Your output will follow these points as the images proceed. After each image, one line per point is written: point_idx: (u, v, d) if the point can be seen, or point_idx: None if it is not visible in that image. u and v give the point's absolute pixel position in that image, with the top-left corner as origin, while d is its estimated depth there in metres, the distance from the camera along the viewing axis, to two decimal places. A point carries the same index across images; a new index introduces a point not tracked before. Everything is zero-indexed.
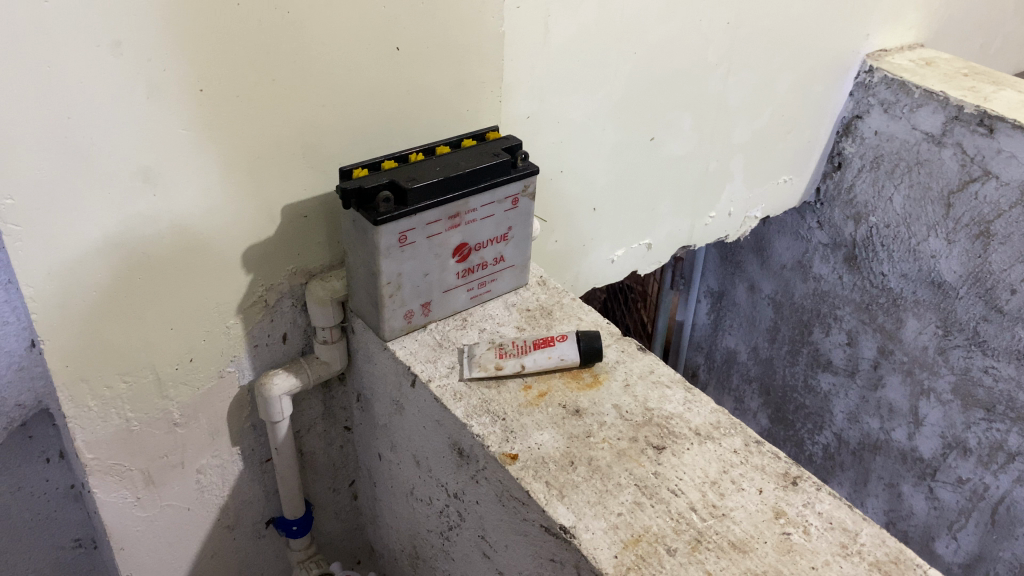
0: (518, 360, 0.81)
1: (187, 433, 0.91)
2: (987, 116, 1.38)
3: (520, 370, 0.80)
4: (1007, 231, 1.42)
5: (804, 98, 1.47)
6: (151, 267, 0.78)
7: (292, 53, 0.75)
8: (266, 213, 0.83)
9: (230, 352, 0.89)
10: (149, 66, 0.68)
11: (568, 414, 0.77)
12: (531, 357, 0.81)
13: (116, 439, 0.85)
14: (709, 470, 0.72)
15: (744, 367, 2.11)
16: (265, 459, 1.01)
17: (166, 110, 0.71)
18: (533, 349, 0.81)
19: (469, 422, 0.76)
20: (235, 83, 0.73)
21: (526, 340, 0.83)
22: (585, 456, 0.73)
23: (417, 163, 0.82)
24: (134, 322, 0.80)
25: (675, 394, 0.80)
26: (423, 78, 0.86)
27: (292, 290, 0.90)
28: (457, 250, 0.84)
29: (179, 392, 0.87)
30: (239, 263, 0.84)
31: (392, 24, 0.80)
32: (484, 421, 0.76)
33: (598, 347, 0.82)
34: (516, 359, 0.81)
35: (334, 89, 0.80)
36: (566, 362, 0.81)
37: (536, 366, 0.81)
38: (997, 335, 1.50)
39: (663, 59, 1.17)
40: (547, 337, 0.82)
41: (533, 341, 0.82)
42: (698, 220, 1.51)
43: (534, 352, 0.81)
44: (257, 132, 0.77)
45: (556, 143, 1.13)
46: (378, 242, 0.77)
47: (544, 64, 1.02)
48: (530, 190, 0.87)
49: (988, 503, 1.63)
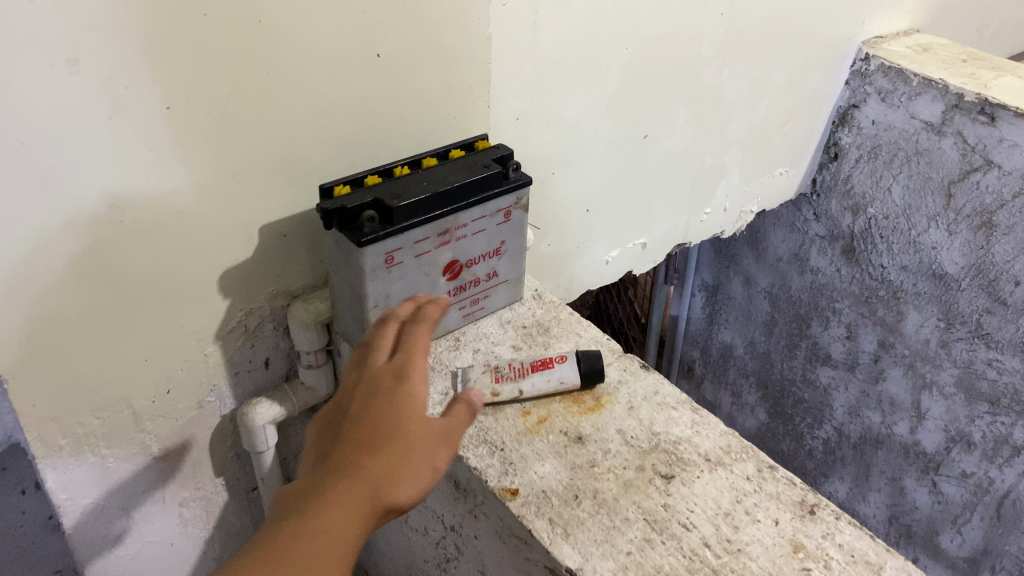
0: (517, 384, 0.76)
1: (167, 466, 0.86)
2: (988, 104, 1.34)
3: (518, 395, 0.76)
4: (1010, 222, 1.38)
5: (800, 89, 1.43)
6: (123, 296, 0.73)
7: (267, 63, 0.70)
8: (244, 234, 0.78)
9: (210, 380, 0.84)
10: (110, 83, 0.63)
11: (570, 442, 0.72)
12: (530, 380, 0.76)
13: (92, 477, 0.80)
14: (722, 501, 0.68)
15: (741, 361, 2.07)
16: (251, 487, 0.96)
17: (131, 129, 0.66)
18: (531, 372, 0.77)
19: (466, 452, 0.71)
20: (206, 97, 0.68)
21: (525, 361, 0.78)
22: (590, 489, 0.68)
23: (403, 178, 0.77)
24: (107, 354, 0.75)
25: (682, 417, 0.76)
26: (407, 85, 0.81)
27: (273, 313, 0.85)
28: (447, 268, 0.80)
29: (158, 425, 0.83)
30: (217, 287, 0.79)
31: (373, 29, 0.75)
32: (481, 451, 0.72)
33: (600, 368, 0.77)
34: (514, 383, 0.76)
35: (313, 100, 0.75)
36: (564, 386, 0.77)
37: (535, 390, 0.76)
38: (1001, 328, 1.46)
39: (656, 53, 1.13)
40: (546, 358, 0.78)
41: (530, 363, 0.78)
42: (694, 216, 1.47)
43: (534, 374, 0.77)
44: (230, 149, 0.72)
45: (547, 144, 1.08)
46: (364, 264, 0.72)
47: (534, 64, 0.97)
48: (524, 202, 0.82)
49: (993, 497, 1.61)
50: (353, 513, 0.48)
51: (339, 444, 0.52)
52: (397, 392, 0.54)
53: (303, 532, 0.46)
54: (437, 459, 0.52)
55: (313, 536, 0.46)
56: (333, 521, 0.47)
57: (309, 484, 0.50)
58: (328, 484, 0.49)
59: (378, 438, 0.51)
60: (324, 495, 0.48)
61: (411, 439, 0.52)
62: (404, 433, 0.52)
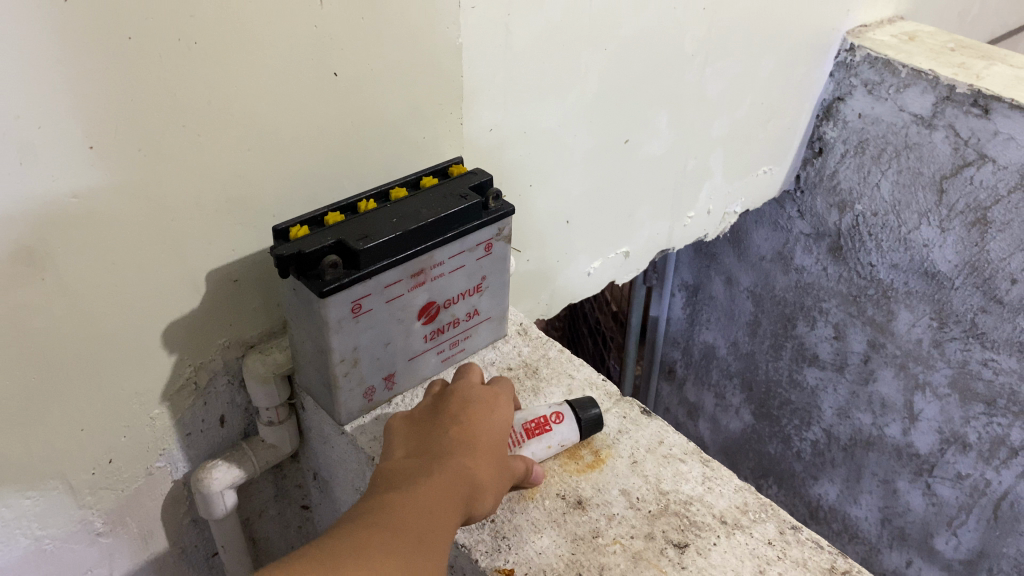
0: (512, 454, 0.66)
1: (114, 540, 0.77)
2: (982, 96, 1.27)
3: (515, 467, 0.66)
4: (1006, 218, 1.32)
5: (784, 83, 1.35)
6: (49, 363, 0.63)
7: (205, 91, 0.60)
8: (189, 283, 0.68)
9: (158, 444, 0.75)
10: (18, 124, 0.53)
11: (570, 508, 0.64)
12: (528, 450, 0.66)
13: (26, 562, 0.70)
14: (743, 572, 0.60)
15: (724, 362, 2.01)
16: (212, 553, 0.87)
17: (48, 174, 0.56)
18: (528, 438, 0.66)
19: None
20: (136, 133, 0.58)
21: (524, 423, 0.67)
22: (595, 565, 0.60)
23: (369, 213, 0.68)
24: (36, 428, 0.65)
25: (691, 471, 0.68)
26: (369, 105, 0.72)
27: (226, 366, 0.76)
28: (423, 311, 0.71)
29: (100, 498, 0.73)
30: (161, 344, 0.70)
31: (327, 45, 0.66)
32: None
33: (598, 417, 0.69)
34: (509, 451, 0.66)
35: (261, 129, 0.65)
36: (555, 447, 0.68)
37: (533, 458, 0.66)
38: (997, 327, 1.41)
39: (636, 54, 1.04)
40: (542, 419, 0.68)
41: (524, 426, 0.67)
42: (677, 221, 1.39)
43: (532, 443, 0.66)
44: (167, 188, 0.62)
45: (523, 157, 1.00)
46: (327, 317, 0.63)
47: (508, 73, 0.88)
48: (506, 232, 0.74)
49: (990, 499, 1.56)
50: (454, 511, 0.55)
51: (441, 443, 0.58)
52: (493, 417, 0.62)
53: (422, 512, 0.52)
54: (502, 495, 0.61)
55: (431, 517, 0.52)
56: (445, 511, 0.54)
57: (419, 469, 0.56)
58: (439, 475, 0.55)
59: (480, 453, 0.58)
60: (439, 484, 0.54)
61: (497, 459, 0.60)
62: (495, 459, 0.60)
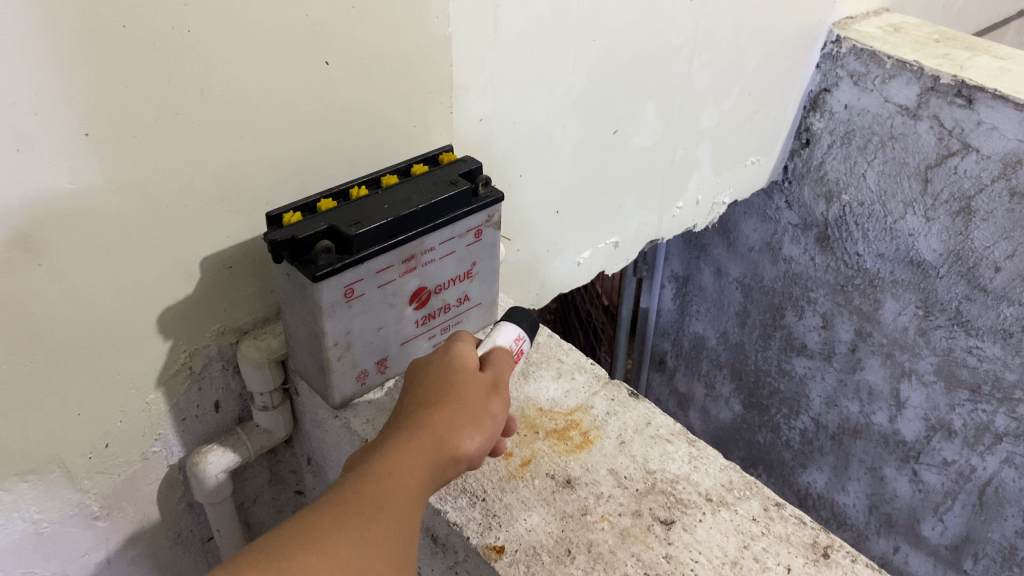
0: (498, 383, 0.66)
1: (110, 524, 0.78)
2: (965, 86, 1.29)
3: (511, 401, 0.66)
4: (989, 207, 1.34)
5: (772, 73, 1.37)
6: (46, 349, 0.64)
7: (199, 79, 0.61)
8: (183, 270, 0.69)
9: (154, 429, 0.76)
10: (14, 111, 0.54)
11: (558, 487, 0.66)
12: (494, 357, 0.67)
13: (24, 546, 0.71)
14: (728, 547, 0.62)
15: (713, 352, 2.03)
16: (207, 538, 0.88)
17: (44, 160, 0.57)
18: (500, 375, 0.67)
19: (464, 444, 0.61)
20: (131, 120, 0.59)
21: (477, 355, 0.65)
22: (583, 541, 0.62)
23: (361, 200, 0.69)
24: (33, 413, 0.66)
25: (678, 451, 0.70)
26: (359, 94, 0.73)
27: (221, 352, 0.77)
28: (414, 296, 0.72)
29: (96, 482, 0.74)
30: (156, 330, 0.71)
31: (317, 35, 0.67)
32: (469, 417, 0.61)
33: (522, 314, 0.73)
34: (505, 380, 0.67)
35: (253, 117, 0.66)
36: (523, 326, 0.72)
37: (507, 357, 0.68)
38: (981, 315, 1.43)
39: (624, 45, 1.05)
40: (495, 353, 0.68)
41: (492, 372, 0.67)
42: (666, 212, 1.40)
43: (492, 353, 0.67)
44: (162, 175, 0.63)
45: (512, 147, 1.01)
46: (320, 301, 0.64)
47: (497, 63, 0.89)
48: (495, 219, 0.75)
49: (975, 484, 1.59)
50: (425, 469, 0.53)
51: (400, 409, 0.57)
52: (443, 363, 0.60)
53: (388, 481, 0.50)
54: (490, 429, 0.58)
55: (391, 477, 0.51)
56: (413, 470, 0.52)
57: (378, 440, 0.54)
58: (401, 438, 0.53)
59: (435, 402, 0.57)
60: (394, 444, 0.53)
61: (462, 396, 0.58)
62: (459, 398, 0.58)
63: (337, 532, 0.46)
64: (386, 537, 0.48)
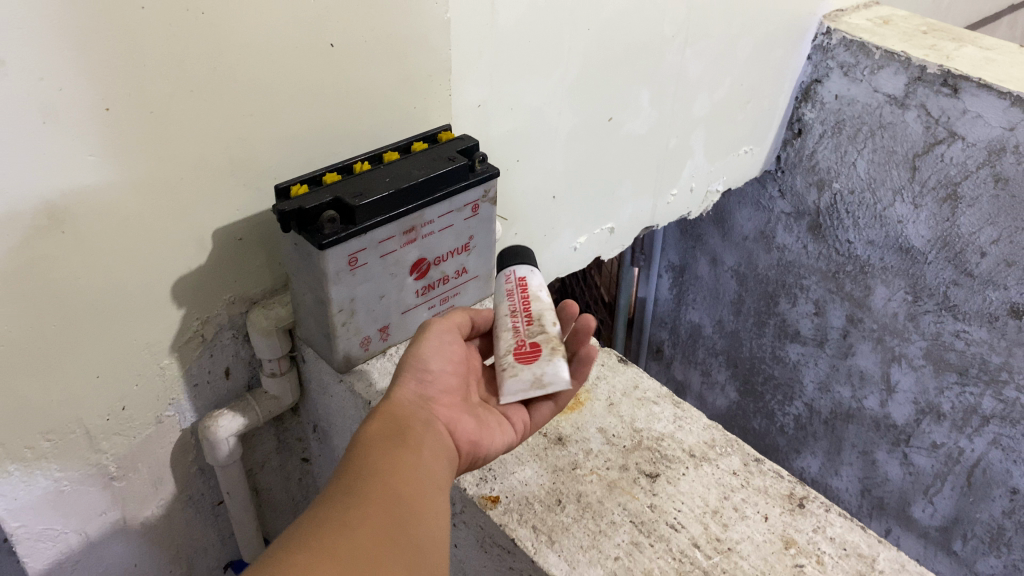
0: (534, 337, 0.68)
1: (126, 486, 0.82)
2: (951, 75, 1.33)
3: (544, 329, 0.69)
4: (975, 193, 1.37)
5: (764, 63, 1.40)
6: (69, 314, 0.68)
7: (211, 58, 0.65)
8: (197, 241, 0.73)
9: (169, 394, 0.80)
10: (41, 86, 0.58)
11: (550, 444, 0.70)
12: (509, 329, 0.69)
13: (46, 502, 0.76)
14: (709, 498, 0.66)
15: (709, 340, 2.07)
16: (217, 502, 0.93)
17: (67, 133, 0.61)
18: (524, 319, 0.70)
19: (549, 388, 0.65)
20: (148, 97, 0.63)
21: (505, 359, 0.67)
22: (573, 492, 0.66)
23: (363, 174, 0.73)
24: (54, 374, 0.70)
25: (663, 412, 0.75)
26: (361, 76, 0.77)
27: (232, 321, 0.82)
28: (414, 267, 0.77)
29: (114, 444, 0.78)
30: (171, 298, 0.75)
31: (323, 18, 0.71)
32: (521, 376, 0.66)
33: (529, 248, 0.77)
34: (536, 322, 0.69)
35: (262, 96, 0.70)
36: (507, 263, 0.74)
37: (517, 312, 0.70)
38: (968, 300, 1.47)
39: (618, 35, 1.09)
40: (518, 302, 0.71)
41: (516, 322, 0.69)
42: (660, 199, 1.44)
43: (510, 330, 0.69)
44: (176, 150, 0.67)
45: (509, 132, 1.05)
46: (326, 268, 0.68)
47: (495, 50, 0.94)
48: (491, 194, 0.79)
49: (964, 466, 1.62)
50: (383, 433, 0.56)
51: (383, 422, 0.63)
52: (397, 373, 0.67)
53: (362, 462, 0.52)
54: (416, 371, 0.62)
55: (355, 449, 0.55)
56: (370, 436, 0.55)
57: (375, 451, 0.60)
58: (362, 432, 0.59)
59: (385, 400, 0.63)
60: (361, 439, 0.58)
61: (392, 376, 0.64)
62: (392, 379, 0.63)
63: (328, 532, 0.46)
64: (378, 520, 0.48)
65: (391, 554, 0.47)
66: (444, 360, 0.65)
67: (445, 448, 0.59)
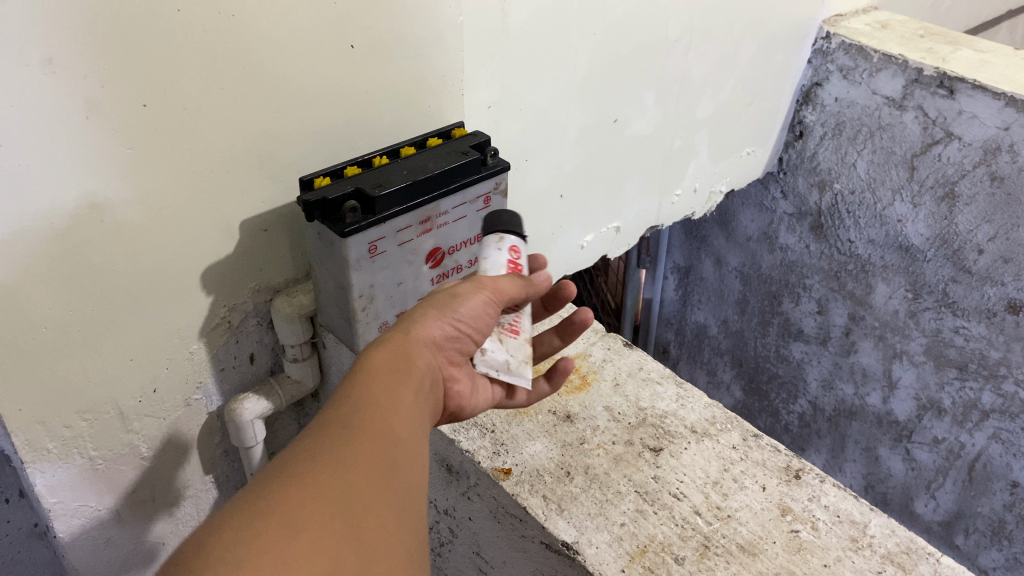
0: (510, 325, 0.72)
1: (156, 466, 0.86)
2: (947, 77, 1.37)
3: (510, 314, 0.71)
4: (972, 192, 1.41)
5: (765, 65, 1.44)
6: (107, 299, 0.72)
7: (240, 56, 0.70)
8: (225, 231, 0.78)
9: (196, 379, 0.85)
10: (85, 82, 0.62)
11: (559, 421, 0.76)
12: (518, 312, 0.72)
13: (82, 479, 0.80)
14: (710, 470, 0.71)
15: (715, 340, 2.11)
16: (241, 484, 0.98)
17: (107, 128, 0.65)
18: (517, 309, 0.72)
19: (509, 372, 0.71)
20: (180, 93, 0.68)
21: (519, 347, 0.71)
22: (581, 465, 0.72)
23: (382, 167, 0.78)
24: (90, 356, 0.74)
25: (666, 392, 0.80)
26: (379, 76, 0.82)
27: (256, 309, 0.86)
28: (429, 256, 0.82)
29: (145, 424, 0.83)
30: (201, 284, 0.79)
31: (345, 21, 0.75)
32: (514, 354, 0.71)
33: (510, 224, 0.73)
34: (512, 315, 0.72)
35: (287, 94, 0.75)
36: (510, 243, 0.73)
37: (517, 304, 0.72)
38: (967, 296, 1.51)
39: (623, 38, 1.14)
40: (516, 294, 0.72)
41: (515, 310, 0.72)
42: (665, 198, 1.48)
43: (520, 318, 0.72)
44: (206, 144, 0.72)
45: (519, 132, 1.09)
46: (348, 254, 0.73)
47: (505, 53, 0.98)
48: (502, 187, 0.84)
49: (965, 461, 1.65)
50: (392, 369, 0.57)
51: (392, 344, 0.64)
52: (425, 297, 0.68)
53: (360, 399, 0.52)
54: (448, 317, 0.64)
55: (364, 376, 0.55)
56: (376, 369, 0.56)
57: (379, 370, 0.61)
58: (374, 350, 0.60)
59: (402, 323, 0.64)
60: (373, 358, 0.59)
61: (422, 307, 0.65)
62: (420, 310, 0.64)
63: (322, 467, 0.46)
64: (372, 454, 0.48)
65: (385, 490, 0.47)
66: (475, 318, 0.66)
67: (435, 402, 0.62)
